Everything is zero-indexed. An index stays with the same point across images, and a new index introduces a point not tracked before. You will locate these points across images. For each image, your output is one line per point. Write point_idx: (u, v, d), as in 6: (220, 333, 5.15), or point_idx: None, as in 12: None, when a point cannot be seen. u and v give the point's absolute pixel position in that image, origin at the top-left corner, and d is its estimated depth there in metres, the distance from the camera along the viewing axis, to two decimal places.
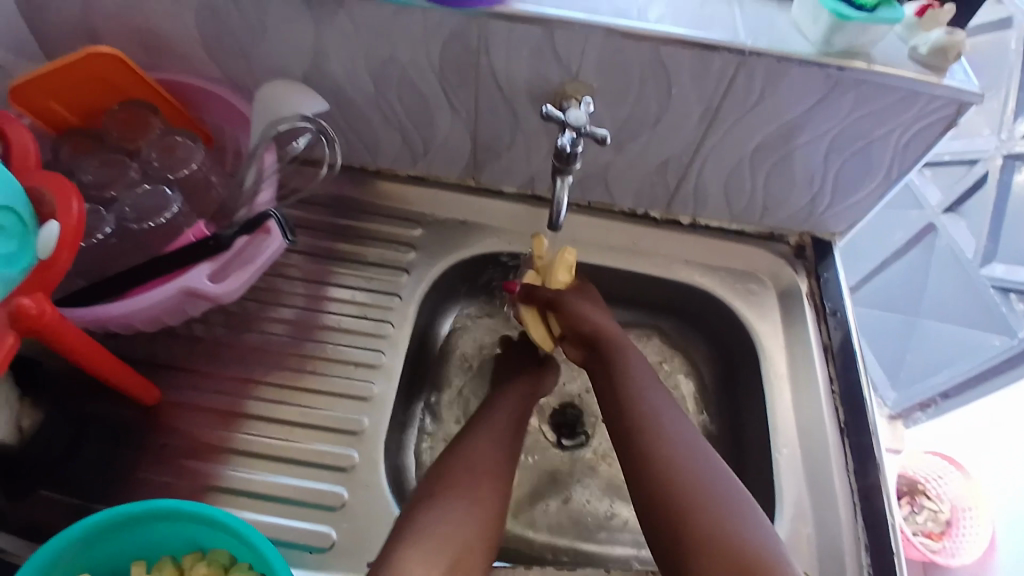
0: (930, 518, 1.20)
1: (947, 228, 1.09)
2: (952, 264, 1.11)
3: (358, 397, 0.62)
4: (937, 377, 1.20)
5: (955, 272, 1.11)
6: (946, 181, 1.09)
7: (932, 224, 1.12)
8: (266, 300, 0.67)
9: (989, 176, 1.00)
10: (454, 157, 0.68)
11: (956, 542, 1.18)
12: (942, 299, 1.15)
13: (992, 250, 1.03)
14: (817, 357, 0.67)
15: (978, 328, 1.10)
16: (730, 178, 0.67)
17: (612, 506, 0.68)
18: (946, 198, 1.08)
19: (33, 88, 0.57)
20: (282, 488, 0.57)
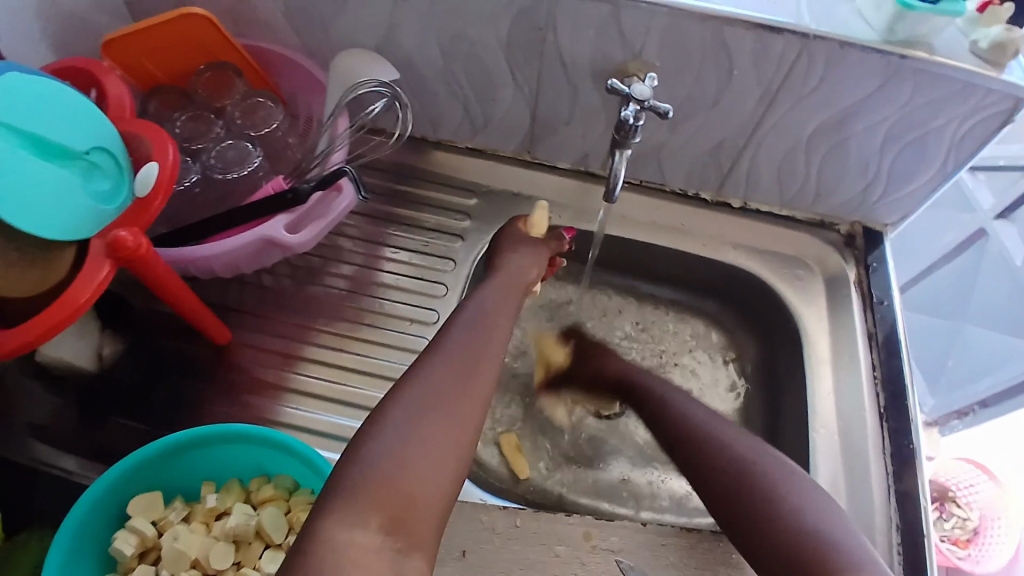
0: (957, 526, 1.19)
1: (998, 233, 1.09)
2: (1002, 270, 1.10)
3: (411, 351, 0.66)
4: (977, 387, 1.18)
5: (1003, 277, 1.10)
6: (999, 185, 1.09)
7: (983, 229, 1.10)
8: (329, 257, 0.71)
9: None
10: (512, 131, 0.71)
11: (982, 549, 1.17)
12: (991, 304, 1.13)
13: None
14: (861, 344, 0.67)
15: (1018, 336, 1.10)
16: (783, 163, 0.68)
17: (648, 474, 0.70)
18: (997, 203, 1.08)
19: (141, 44, 0.62)
20: (340, 428, 0.61)
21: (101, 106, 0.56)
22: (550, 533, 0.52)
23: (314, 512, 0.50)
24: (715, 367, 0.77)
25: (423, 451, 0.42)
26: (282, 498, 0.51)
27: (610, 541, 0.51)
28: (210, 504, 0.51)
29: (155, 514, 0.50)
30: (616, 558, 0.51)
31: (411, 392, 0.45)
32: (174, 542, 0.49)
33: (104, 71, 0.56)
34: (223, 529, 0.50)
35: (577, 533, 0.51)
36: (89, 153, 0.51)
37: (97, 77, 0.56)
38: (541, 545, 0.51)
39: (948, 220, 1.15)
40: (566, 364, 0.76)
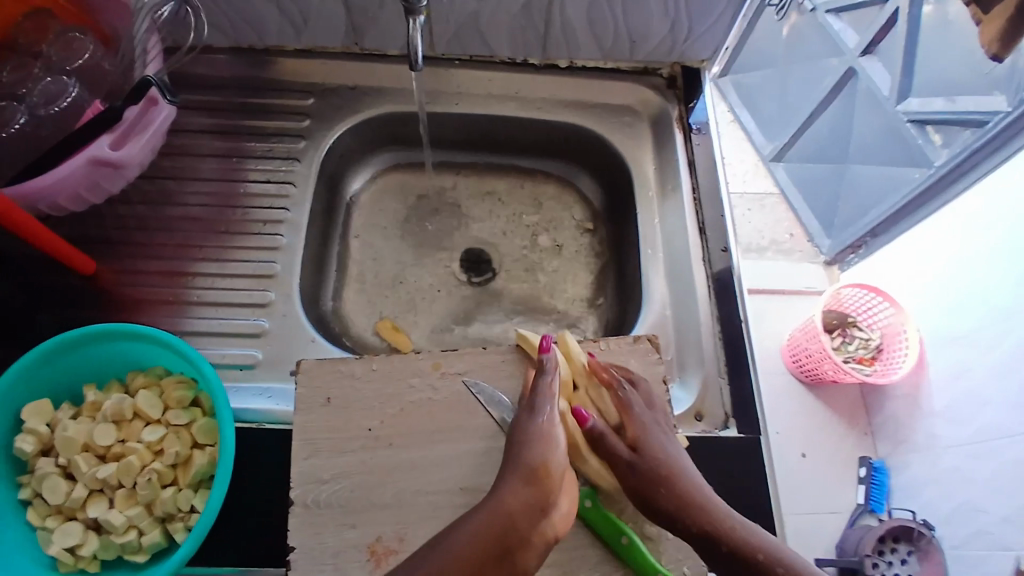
0: (860, 345, 1.12)
1: (865, 70, 1.20)
2: (872, 106, 1.22)
3: (269, 249, 0.70)
4: (868, 215, 1.27)
5: (869, 111, 1.23)
6: (862, 25, 1.18)
7: (851, 69, 1.22)
8: (180, 176, 0.73)
9: (896, 15, 1.10)
10: (333, 25, 0.72)
11: (887, 362, 1.11)
12: (862, 143, 1.28)
13: (906, 87, 1.13)
14: (682, 171, 0.74)
15: (908, 163, 1.17)
16: (591, 13, 0.71)
17: (516, 323, 0.77)
18: (860, 42, 1.19)
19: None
20: (213, 326, 0.65)
21: None
22: (402, 368, 0.58)
23: (185, 388, 0.55)
24: (571, 224, 0.83)
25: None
26: (156, 383, 0.57)
27: (456, 365, 0.59)
28: (92, 398, 0.56)
29: (46, 418, 0.54)
30: (462, 378, 0.58)
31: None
32: (63, 432, 0.53)
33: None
34: (104, 416, 0.54)
35: (427, 365, 0.59)
36: None
37: None
38: (396, 383, 0.57)
39: (822, 68, 1.28)
40: (430, 249, 0.81)
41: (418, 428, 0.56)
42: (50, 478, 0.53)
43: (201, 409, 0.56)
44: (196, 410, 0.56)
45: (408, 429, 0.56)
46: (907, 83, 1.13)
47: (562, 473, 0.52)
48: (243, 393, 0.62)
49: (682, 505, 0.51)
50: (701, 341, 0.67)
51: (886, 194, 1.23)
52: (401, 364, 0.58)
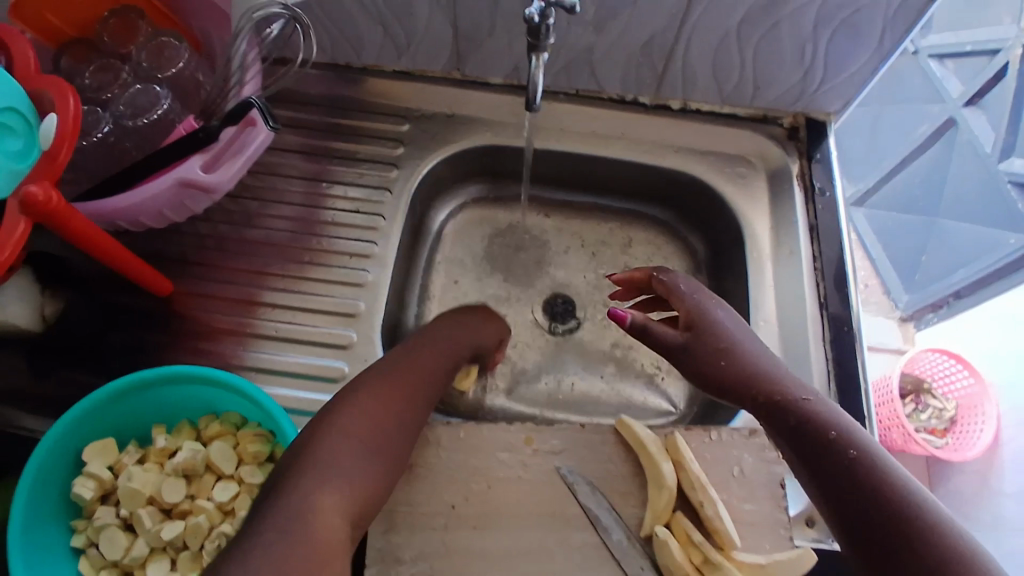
0: (933, 416, 1.15)
1: (968, 120, 1.12)
2: (973, 159, 1.13)
3: (353, 285, 0.66)
4: (952, 279, 1.19)
5: (975, 167, 1.13)
6: (968, 73, 1.13)
7: (952, 118, 1.14)
8: (265, 198, 0.70)
9: (1009, 67, 1.04)
10: (437, 49, 0.68)
11: (959, 435, 1.14)
12: (961, 192, 1.17)
13: (1014, 143, 1.07)
14: (802, 236, 0.68)
15: (1000, 226, 1.12)
16: (717, 56, 0.65)
17: (601, 383, 0.72)
18: (966, 90, 1.12)
19: None
20: (291, 364, 0.62)
21: (10, 70, 0.53)
22: (492, 440, 0.53)
23: (261, 442, 0.53)
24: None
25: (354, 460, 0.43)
26: (230, 433, 0.54)
27: (552, 443, 0.53)
28: (162, 444, 0.54)
29: (109, 459, 0.53)
30: (558, 458, 0.53)
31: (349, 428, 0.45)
32: (128, 482, 0.52)
33: (10, 35, 0.53)
34: (173, 466, 0.53)
35: (520, 438, 0.53)
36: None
37: (5, 42, 0.53)
38: (485, 455, 0.52)
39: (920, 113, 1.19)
40: (516, 294, 0.76)
41: (506, 512, 0.51)
42: (110, 530, 0.51)
43: (273, 466, 0.53)
44: (268, 468, 0.53)
45: (496, 512, 0.51)
46: (1016, 139, 1.07)
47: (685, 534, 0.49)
48: None
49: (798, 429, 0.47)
50: None
51: (965, 263, 1.18)
52: (491, 434, 0.53)
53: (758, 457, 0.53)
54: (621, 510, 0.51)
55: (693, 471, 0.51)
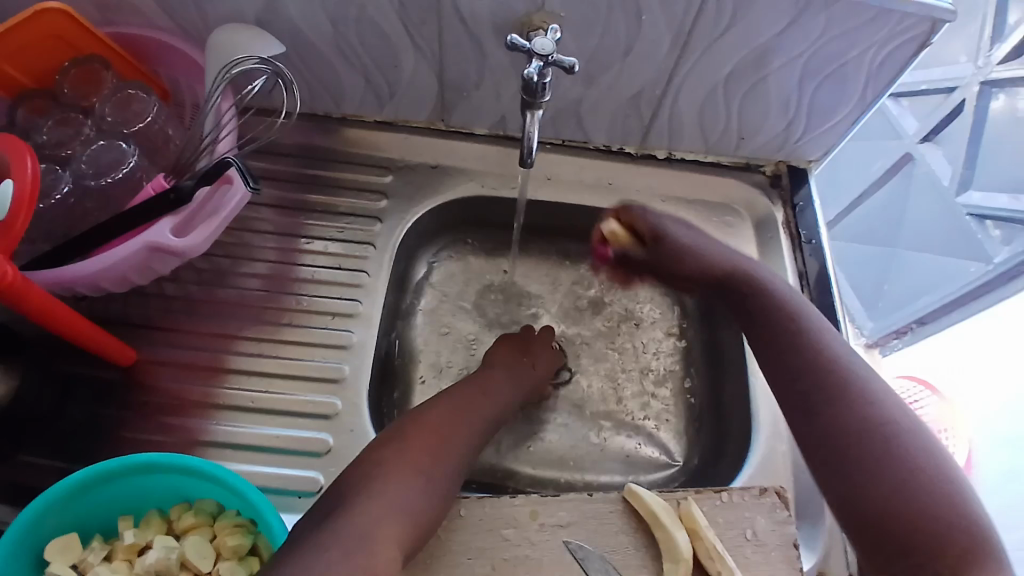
0: None
1: (925, 156, 1.03)
2: (930, 193, 1.05)
3: (337, 347, 0.62)
4: (918, 304, 1.12)
5: (932, 201, 1.05)
6: (924, 111, 1.02)
7: (909, 153, 1.05)
8: (238, 255, 0.65)
9: (966, 104, 0.95)
10: (420, 100, 0.66)
11: None
12: (921, 225, 1.08)
13: (970, 177, 0.98)
14: (792, 283, 0.68)
15: (956, 256, 1.05)
16: (704, 108, 0.65)
17: (598, 438, 0.70)
18: (923, 127, 1.02)
19: None
20: (268, 438, 0.58)
21: None
22: (494, 517, 0.50)
23: (241, 534, 0.48)
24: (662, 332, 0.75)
25: (394, 490, 0.47)
26: (206, 525, 0.50)
27: (558, 516, 0.50)
28: (131, 540, 0.49)
29: (73, 557, 0.48)
30: (564, 533, 0.50)
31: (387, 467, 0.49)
32: None
33: None
34: (144, 566, 0.48)
35: (523, 513, 0.50)
36: None
37: None
38: (486, 533, 0.49)
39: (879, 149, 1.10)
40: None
41: None
42: None
43: (257, 560, 0.48)
44: (252, 561, 0.48)
45: None
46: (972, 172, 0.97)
47: None
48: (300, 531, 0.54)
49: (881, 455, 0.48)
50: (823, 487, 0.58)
51: (928, 291, 1.10)
52: (493, 510, 0.50)
53: (770, 518, 0.51)
54: None
55: (710, 541, 0.49)
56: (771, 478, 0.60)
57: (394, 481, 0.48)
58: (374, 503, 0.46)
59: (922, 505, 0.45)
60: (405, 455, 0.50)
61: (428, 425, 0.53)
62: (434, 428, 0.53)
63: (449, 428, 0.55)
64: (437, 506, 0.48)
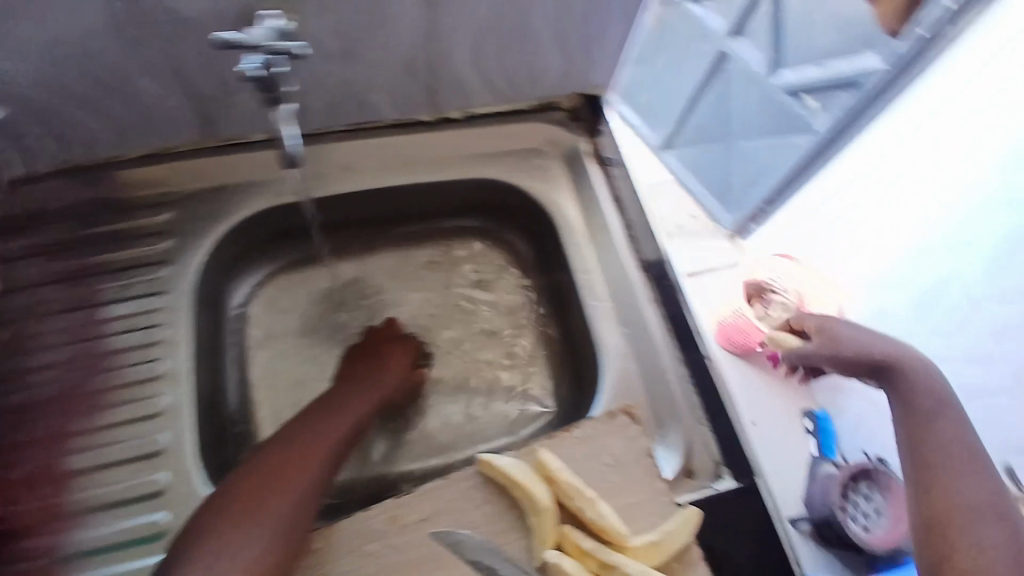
0: None
1: (736, 50, 1.01)
2: (748, 82, 1.03)
3: (148, 417, 0.57)
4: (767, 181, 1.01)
5: (751, 89, 1.02)
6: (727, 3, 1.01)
7: (721, 51, 1.03)
8: (16, 346, 0.58)
9: None
10: (176, 122, 0.59)
11: None
12: (765, 108, 1.01)
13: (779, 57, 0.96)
14: (609, 208, 0.69)
15: (786, 130, 0.99)
16: (479, 58, 0.62)
17: (466, 411, 0.71)
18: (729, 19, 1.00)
19: None
20: (95, 535, 0.52)
21: None
22: (356, 535, 0.48)
23: None
24: (508, 287, 0.76)
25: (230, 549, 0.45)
26: None
27: (418, 510, 0.49)
28: None
29: None
30: (429, 526, 0.48)
31: (222, 525, 0.46)
32: None
33: None
34: None
35: (384, 520, 0.49)
36: None
37: None
38: (350, 552, 0.47)
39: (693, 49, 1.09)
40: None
41: None
42: None
43: None
44: None
45: None
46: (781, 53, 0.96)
47: (575, 547, 0.48)
48: None
49: (932, 485, 0.51)
50: (672, 393, 0.61)
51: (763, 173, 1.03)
52: (352, 525, 0.48)
53: (624, 439, 0.53)
54: (508, 547, 0.48)
55: (566, 482, 0.50)
56: (625, 398, 0.61)
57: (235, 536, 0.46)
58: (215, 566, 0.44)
59: (946, 481, 0.51)
60: (242, 508, 0.47)
61: (269, 468, 0.51)
62: (277, 470, 0.50)
63: (298, 460, 0.52)
64: (284, 547, 0.46)
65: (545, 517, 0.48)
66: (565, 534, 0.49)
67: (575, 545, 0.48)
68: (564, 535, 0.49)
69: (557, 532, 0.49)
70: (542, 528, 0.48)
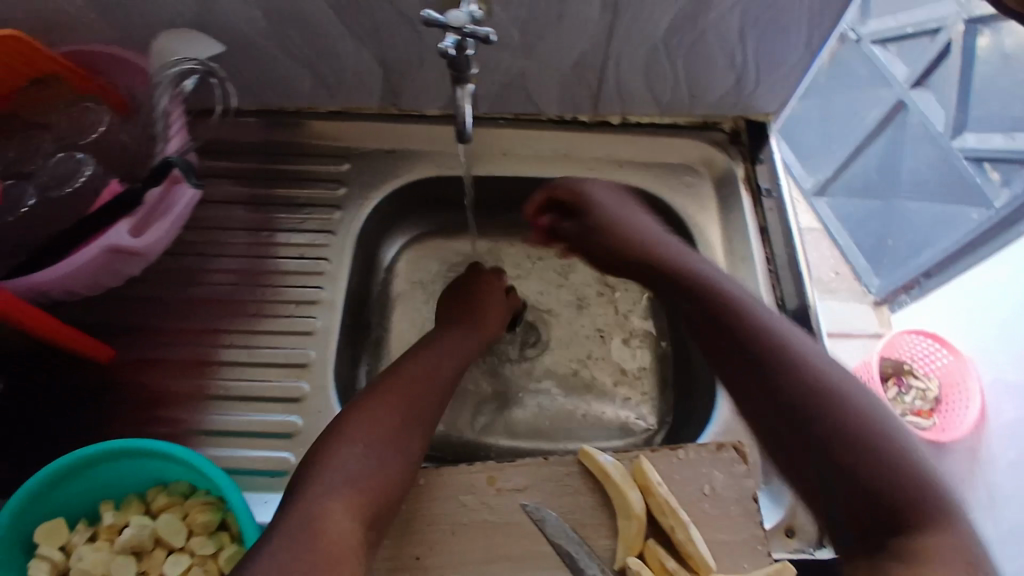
0: (917, 397, 1.11)
1: (918, 102, 1.16)
2: (921, 136, 1.16)
3: (301, 335, 0.64)
4: (938, 246, 1.15)
5: (923, 139, 1.16)
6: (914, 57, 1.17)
7: (903, 101, 1.18)
8: (209, 252, 0.68)
9: (954, 44, 1.07)
10: (369, 86, 0.67)
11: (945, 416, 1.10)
12: (914, 174, 1.19)
13: (962, 121, 1.09)
14: (755, 238, 0.67)
15: (957, 202, 1.12)
16: (649, 68, 0.65)
17: (572, 407, 0.71)
18: (913, 73, 1.16)
19: None
20: (240, 424, 0.60)
21: None
22: (455, 484, 0.51)
23: (211, 511, 0.52)
24: (629, 293, 0.76)
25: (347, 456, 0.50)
26: (179, 503, 0.53)
27: (514, 480, 0.52)
28: (110, 521, 0.53)
29: (59, 540, 0.52)
30: (522, 496, 0.51)
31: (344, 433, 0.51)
32: (78, 564, 0.51)
33: None
34: (122, 544, 0.52)
35: (482, 479, 0.52)
36: None
37: None
38: (445, 499, 0.51)
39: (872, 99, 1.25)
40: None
41: (470, 559, 0.49)
42: None
43: (227, 534, 0.52)
44: (222, 536, 0.52)
45: (465, 558, 0.49)
46: (965, 117, 1.09)
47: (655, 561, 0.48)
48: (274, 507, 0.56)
49: None
50: None
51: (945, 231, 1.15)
52: (452, 478, 0.52)
53: (727, 473, 0.52)
54: (594, 547, 0.49)
55: (662, 496, 0.49)
56: (735, 435, 0.60)
57: (353, 446, 0.50)
58: (335, 465, 0.49)
59: None
60: (364, 424, 0.52)
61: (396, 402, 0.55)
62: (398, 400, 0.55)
63: (414, 395, 0.56)
64: (388, 468, 0.50)
65: (633, 523, 0.49)
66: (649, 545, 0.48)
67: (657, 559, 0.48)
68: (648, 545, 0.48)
69: (641, 539, 0.49)
70: (627, 533, 0.49)
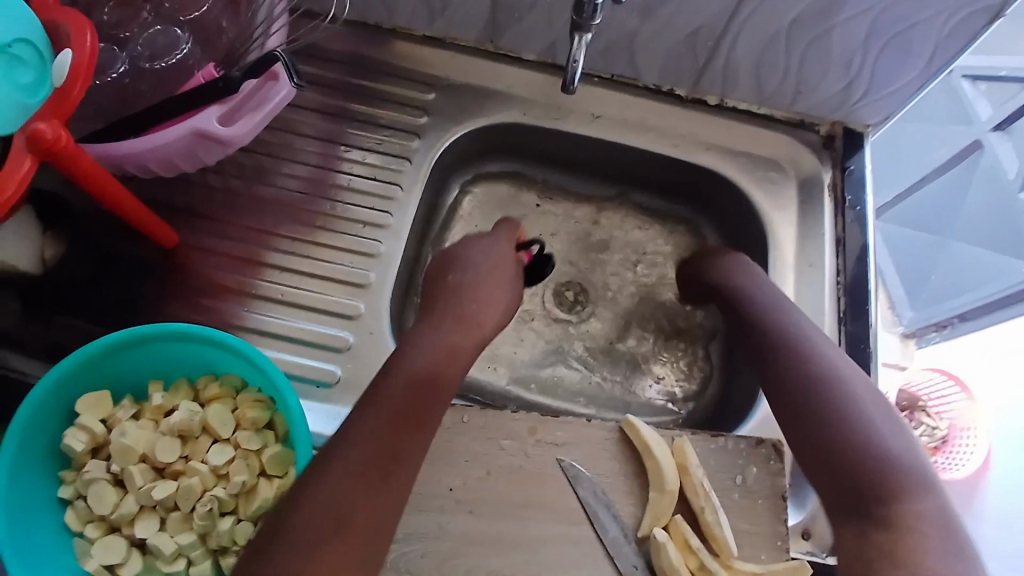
0: (925, 435, 0.94)
1: (996, 146, 0.89)
2: (994, 186, 0.90)
3: (365, 255, 0.65)
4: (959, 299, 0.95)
5: (998, 193, 0.90)
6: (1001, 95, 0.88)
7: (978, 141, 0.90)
8: (280, 154, 0.67)
9: None
10: (473, 17, 0.65)
11: (949, 458, 0.95)
12: (982, 218, 0.93)
13: None
14: (828, 249, 0.66)
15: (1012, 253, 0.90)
16: (762, 56, 0.63)
17: (606, 373, 0.72)
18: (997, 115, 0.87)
19: None
20: (293, 330, 0.61)
21: None
22: (497, 428, 0.52)
23: (260, 408, 0.54)
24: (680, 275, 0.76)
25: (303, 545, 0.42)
26: (229, 396, 0.55)
27: (556, 435, 0.52)
28: (158, 402, 0.54)
29: (104, 412, 0.53)
30: (561, 452, 0.52)
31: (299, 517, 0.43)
32: (121, 437, 0.52)
33: None
34: (170, 425, 0.53)
35: (524, 428, 0.52)
36: (10, 44, 0.45)
37: None
38: (488, 441, 0.51)
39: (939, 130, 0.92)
40: None
41: (502, 500, 0.50)
42: (98, 484, 0.52)
43: (273, 434, 0.55)
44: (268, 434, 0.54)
45: (494, 500, 0.50)
46: None
47: (680, 537, 0.49)
48: (316, 415, 0.58)
49: None
50: None
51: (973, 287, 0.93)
52: (496, 423, 0.52)
53: (763, 469, 0.52)
54: (619, 508, 0.51)
55: (697, 477, 0.50)
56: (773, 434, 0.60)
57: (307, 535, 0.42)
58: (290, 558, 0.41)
59: None
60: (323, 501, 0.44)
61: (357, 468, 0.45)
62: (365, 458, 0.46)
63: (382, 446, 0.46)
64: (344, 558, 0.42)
65: (662, 497, 0.50)
66: (675, 522, 0.50)
67: (680, 535, 0.49)
68: (674, 522, 0.50)
69: (665, 514, 0.50)
70: (655, 505, 0.50)
